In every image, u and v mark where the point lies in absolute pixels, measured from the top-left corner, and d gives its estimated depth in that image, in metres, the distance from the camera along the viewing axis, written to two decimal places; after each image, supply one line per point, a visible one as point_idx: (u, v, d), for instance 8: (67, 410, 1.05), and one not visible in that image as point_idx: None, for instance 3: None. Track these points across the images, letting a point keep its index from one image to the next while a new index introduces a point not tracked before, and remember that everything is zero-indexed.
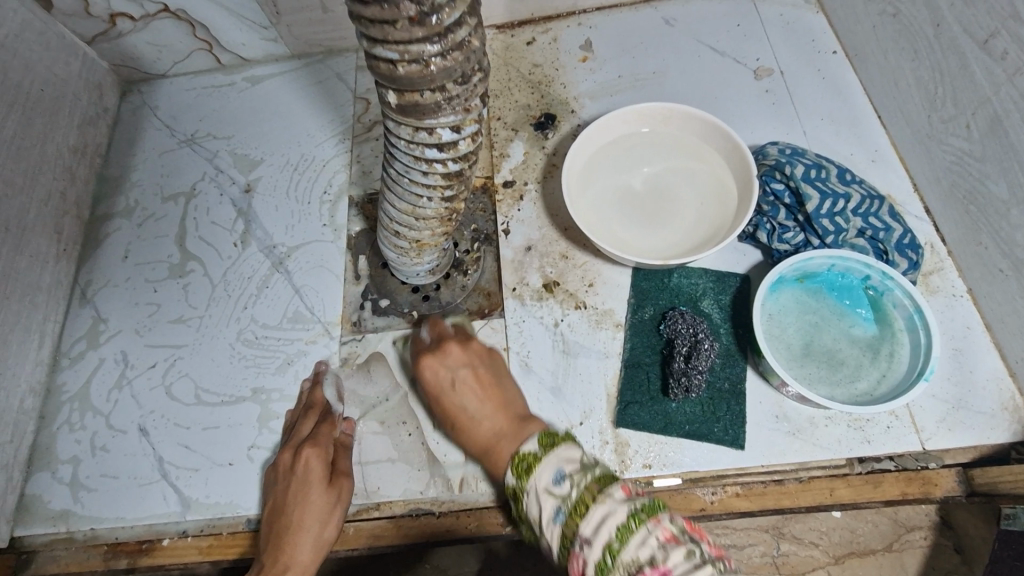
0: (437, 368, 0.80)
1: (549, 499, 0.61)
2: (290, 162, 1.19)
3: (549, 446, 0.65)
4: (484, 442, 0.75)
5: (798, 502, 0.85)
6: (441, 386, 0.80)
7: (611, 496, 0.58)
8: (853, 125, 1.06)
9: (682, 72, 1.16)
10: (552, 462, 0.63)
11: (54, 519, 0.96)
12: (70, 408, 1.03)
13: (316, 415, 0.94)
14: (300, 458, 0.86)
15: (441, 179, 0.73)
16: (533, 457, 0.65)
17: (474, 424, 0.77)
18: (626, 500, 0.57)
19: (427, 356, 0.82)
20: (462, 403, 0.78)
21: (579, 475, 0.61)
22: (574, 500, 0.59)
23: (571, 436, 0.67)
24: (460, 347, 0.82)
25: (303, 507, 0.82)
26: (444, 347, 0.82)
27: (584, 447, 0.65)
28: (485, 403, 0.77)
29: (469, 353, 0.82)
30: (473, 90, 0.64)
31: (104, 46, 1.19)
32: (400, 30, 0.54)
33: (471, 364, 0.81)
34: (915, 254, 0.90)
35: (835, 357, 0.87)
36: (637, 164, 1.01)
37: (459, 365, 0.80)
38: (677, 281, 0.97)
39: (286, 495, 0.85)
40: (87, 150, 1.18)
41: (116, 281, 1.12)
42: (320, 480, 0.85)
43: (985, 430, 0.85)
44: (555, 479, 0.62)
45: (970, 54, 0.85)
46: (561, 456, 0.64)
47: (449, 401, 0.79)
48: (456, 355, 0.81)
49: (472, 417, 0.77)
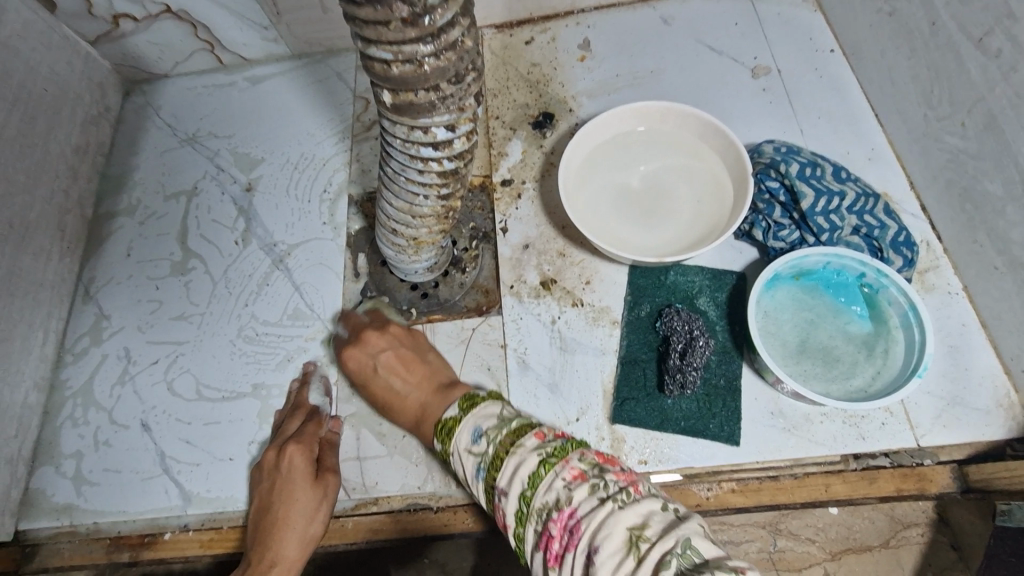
0: (362, 356, 0.90)
1: (469, 458, 0.67)
2: (291, 160, 1.20)
3: (468, 407, 0.72)
4: (413, 413, 0.84)
5: (793, 498, 0.85)
6: (366, 371, 0.89)
7: (522, 446, 0.63)
8: (850, 123, 1.06)
9: (679, 71, 1.16)
10: (470, 422, 0.69)
11: (58, 512, 0.97)
12: (74, 404, 1.04)
13: (303, 415, 0.95)
14: (284, 455, 0.88)
15: (437, 177, 0.74)
16: (454, 421, 0.72)
17: (402, 399, 0.85)
18: (535, 447, 0.62)
19: (349, 348, 0.91)
20: (389, 381, 0.87)
21: (495, 431, 0.66)
22: (490, 455, 0.64)
23: (491, 396, 0.73)
24: (379, 334, 0.91)
25: (288, 503, 0.84)
26: (364, 338, 0.91)
27: (503, 404, 0.70)
28: (408, 377, 0.86)
29: (388, 338, 0.91)
30: (467, 90, 0.64)
31: (108, 46, 1.20)
32: (394, 31, 0.54)
33: (392, 346, 0.89)
34: (910, 251, 0.90)
35: (830, 353, 0.87)
36: (634, 162, 1.02)
37: (379, 350, 0.89)
38: (673, 279, 0.98)
39: (271, 492, 0.86)
40: (90, 149, 1.20)
41: (118, 278, 1.13)
42: (304, 475, 0.86)
43: (980, 427, 0.85)
44: (474, 438, 0.68)
45: (966, 52, 0.85)
46: (478, 414, 0.70)
47: (376, 383, 0.88)
48: (375, 342, 0.90)
49: (399, 393, 0.86)
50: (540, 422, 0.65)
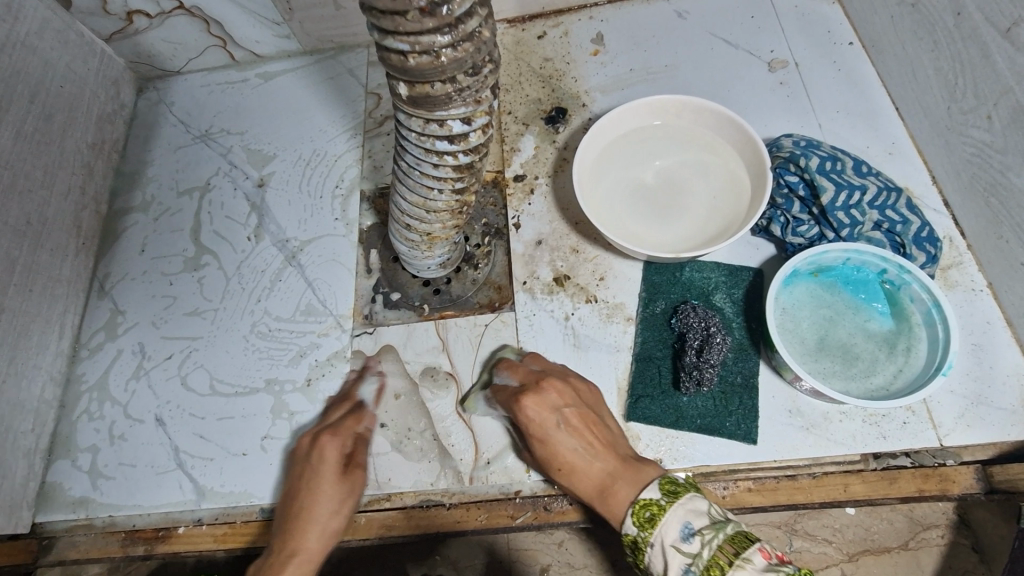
0: (539, 406, 0.81)
1: (678, 556, 0.62)
2: (303, 157, 1.20)
3: (672, 495, 0.67)
4: (597, 484, 0.76)
5: (811, 498, 0.84)
6: (546, 426, 0.81)
7: (749, 562, 0.58)
8: (870, 117, 1.04)
9: (694, 65, 1.15)
10: (678, 516, 0.64)
11: (74, 506, 0.98)
12: (89, 398, 1.05)
13: (348, 406, 0.96)
14: (316, 444, 0.88)
15: (452, 171, 0.73)
16: (655, 505, 0.67)
17: (585, 463, 0.78)
18: (766, 568, 0.56)
19: (528, 399, 0.82)
20: (575, 444, 0.79)
21: (710, 533, 0.61)
22: (704, 560, 0.59)
23: (693, 488, 0.68)
24: (560, 388, 0.83)
25: (313, 495, 0.83)
26: (543, 388, 0.83)
27: (711, 501, 0.65)
28: (594, 442, 0.79)
29: (567, 394, 0.83)
30: (484, 82, 0.64)
31: (122, 43, 1.21)
32: (411, 21, 0.54)
33: (575, 405, 0.82)
34: (933, 247, 0.88)
35: (850, 351, 0.86)
36: (648, 157, 1.00)
37: (562, 404, 0.82)
38: (688, 275, 0.97)
39: (300, 478, 0.86)
40: (104, 146, 1.21)
41: (133, 274, 1.14)
42: (332, 469, 0.86)
43: (1005, 427, 0.83)
44: (683, 535, 0.63)
45: (992, 43, 0.83)
46: (687, 509, 0.65)
47: (556, 441, 0.80)
48: (556, 394, 0.83)
49: (584, 457, 0.78)
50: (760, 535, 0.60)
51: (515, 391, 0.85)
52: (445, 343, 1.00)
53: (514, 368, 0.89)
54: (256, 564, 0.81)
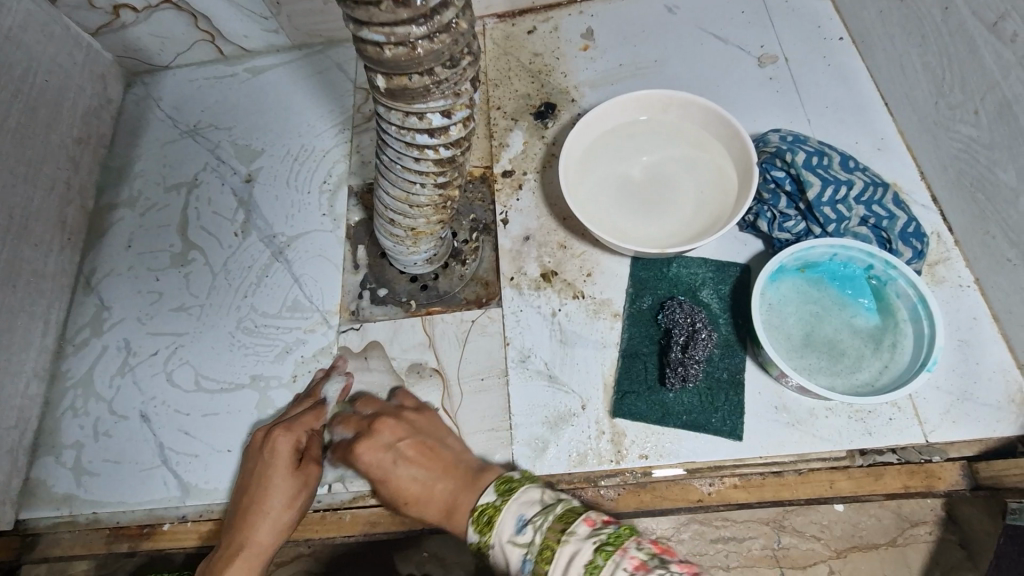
0: (370, 449, 0.77)
1: (514, 550, 0.59)
2: (290, 152, 1.19)
3: (507, 491, 0.64)
4: (442, 506, 0.72)
5: (797, 494, 0.84)
6: (381, 467, 0.76)
7: (574, 534, 0.55)
8: (859, 112, 1.04)
9: (683, 60, 1.14)
10: (513, 509, 0.62)
11: (58, 502, 0.97)
12: (74, 394, 1.04)
13: (309, 402, 0.93)
14: (270, 438, 0.84)
15: (433, 165, 0.72)
16: (492, 507, 0.64)
17: (426, 489, 0.73)
18: (589, 535, 0.54)
19: (361, 441, 0.78)
20: (411, 470, 0.75)
21: (540, 518, 0.59)
22: (537, 547, 0.57)
23: (529, 479, 0.65)
24: (393, 423, 0.80)
25: (265, 490, 0.81)
26: (375, 428, 0.80)
27: (542, 487, 0.63)
28: (431, 464, 0.75)
29: (403, 425, 0.80)
30: (463, 74, 0.63)
31: (109, 37, 1.20)
32: (386, 11, 0.53)
33: (411, 434, 0.79)
34: (920, 243, 0.87)
35: (836, 347, 0.85)
36: (635, 152, 1.00)
37: (394, 439, 0.78)
38: (676, 271, 0.96)
39: (251, 473, 0.83)
40: (91, 140, 1.20)
41: (119, 270, 1.13)
42: (286, 464, 0.82)
43: (991, 423, 0.83)
44: (518, 527, 0.60)
45: (979, 37, 0.83)
46: (521, 501, 0.62)
47: (394, 479, 0.75)
48: (390, 430, 0.79)
49: (423, 485, 0.74)
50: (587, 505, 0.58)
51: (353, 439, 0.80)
52: (431, 339, 0.99)
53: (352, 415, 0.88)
54: (208, 556, 0.80)
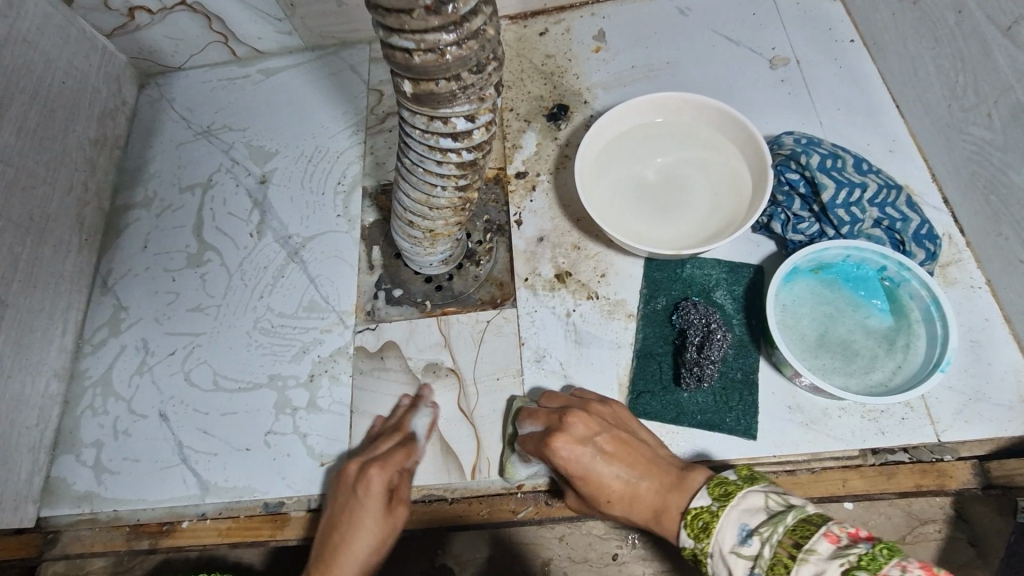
0: (570, 444, 0.74)
1: (740, 562, 0.54)
2: (305, 153, 1.20)
3: (726, 498, 0.59)
4: (651, 509, 0.69)
5: (810, 493, 0.85)
6: (584, 461, 0.73)
7: (813, 552, 0.49)
8: (870, 114, 1.05)
9: (695, 62, 1.15)
10: (733, 517, 0.57)
11: (79, 500, 0.98)
12: (92, 393, 1.05)
13: (397, 438, 0.91)
14: (364, 475, 0.83)
15: (455, 168, 0.73)
16: (708, 512, 0.59)
17: (632, 489, 0.71)
18: (835, 555, 0.48)
19: (556, 433, 0.75)
20: (611, 466, 0.72)
21: (767, 528, 0.53)
22: (768, 560, 0.51)
23: (752, 483, 0.59)
24: (584, 418, 0.76)
25: (354, 528, 0.80)
26: (568, 422, 0.76)
27: (769, 494, 0.56)
28: (632, 463, 0.72)
29: (594, 421, 0.77)
30: (488, 80, 0.64)
31: (124, 39, 1.21)
32: (417, 19, 0.54)
33: (604, 428, 0.76)
34: (932, 245, 0.88)
35: (850, 347, 0.86)
36: (650, 154, 1.01)
37: (591, 432, 0.75)
38: (690, 272, 0.97)
39: (342, 509, 0.82)
40: (107, 142, 1.21)
41: (136, 270, 1.14)
42: (379, 503, 0.82)
43: (1003, 423, 0.84)
44: (741, 539, 0.55)
45: (993, 41, 0.84)
46: (742, 508, 0.57)
47: (596, 473, 0.72)
48: (583, 425, 0.76)
49: (628, 483, 0.71)
50: (825, 517, 0.51)
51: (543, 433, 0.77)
52: (447, 339, 1.01)
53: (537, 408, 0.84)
54: None
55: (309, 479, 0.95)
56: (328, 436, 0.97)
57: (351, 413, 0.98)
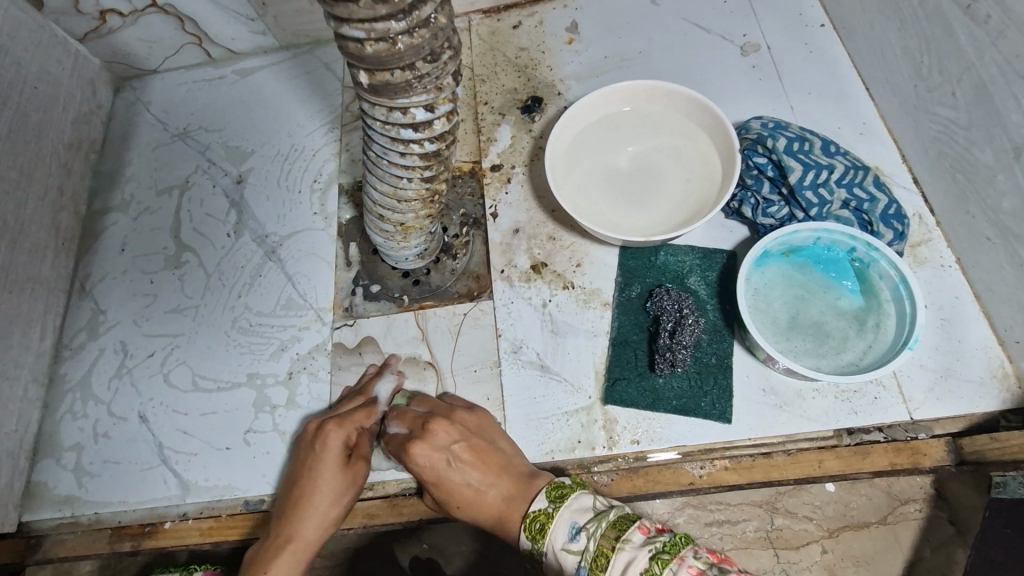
0: (428, 451, 0.78)
1: (569, 556, 0.63)
2: (280, 152, 1.20)
3: (559, 498, 0.68)
4: (495, 511, 0.76)
5: (786, 475, 0.85)
6: (438, 468, 0.78)
7: (628, 541, 0.59)
8: (841, 97, 1.05)
9: (667, 51, 1.15)
10: (566, 516, 0.66)
11: (61, 504, 0.98)
12: (73, 397, 1.05)
13: (360, 400, 0.92)
14: (322, 432, 0.84)
15: (419, 160, 0.74)
16: (544, 514, 0.68)
17: (480, 495, 0.77)
18: (644, 543, 0.58)
19: (417, 440, 0.79)
20: (464, 477, 0.78)
21: (593, 525, 0.63)
22: (592, 552, 0.61)
23: (580, 485, 0.69)
24: (448, 426, 0.80)
25: (314, 484, 0.82)
26: (429, 430, 0.80)
27: (595, 495, 0.67)
28: (485, 470, 0.77)
29: (453, 428, 0.81)
30: (444, 69, 0.64)
31: (96, 43, 1.21)
32: (364, 8, 0.54)
33: (465, 436, 0.80)
34: (901, 224, 0.89)
35: (822, 329, 0.87)
36: (621, 142, 1.01)
37: (448, 441, 0.79)
38: (664, 259, 0.98)
39: (302, 466, 0.84)
40: (82, 146, 1.20)
41: (114, 274, 1.14)
42: (336, 459, 0.83)
43: (974, 399, 0.84)
44: (571, 535, 0.64)
45: (953, 20, 0.84)
46: (572, 508, 0.66)
47: (450, 480, 0.78)
48: (443, 434, 0.80)
49: (477, 489, 0.77)
50: (639, 513, 0.62)
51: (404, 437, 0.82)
52: (424, 333, 1.01)
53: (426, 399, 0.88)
54: (256, 547, 0.81)
55: None
56: None
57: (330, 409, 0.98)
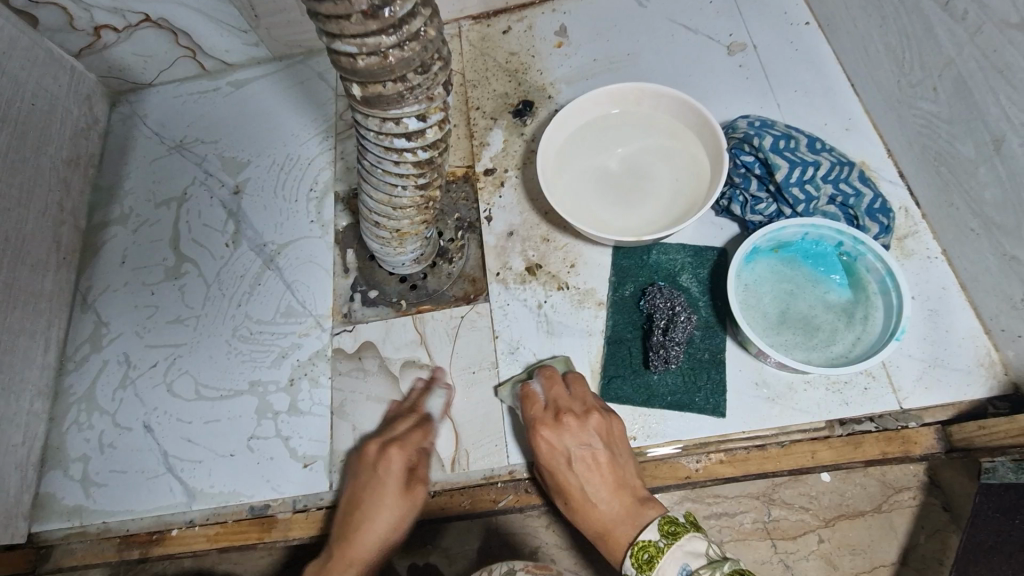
0: (553, 443, 0.82)
1: None
2: (276, 162, 1.22)
3: (672, 535, 0.69)
4: (600, 526, 0.78)
5: (780, 466, 0.87)
6: (558, 463, 0.82)
7: None
8: (826, 94, 1.07)
9: (655, 52, 1.17)
10: (677, 557, 0.67)
11: (69, 514, 1.00)
12: (78, 409, 1.07)
13: (413, 419, 0.94)
14: (384, 456, 0.88)
15: (412, 168, 0.75)
16: (654, 547, 0.70)
17: (592, 505, 0.79)
18: None
19: (546, 428, 0.83)
20: (581, 484, 0.80)
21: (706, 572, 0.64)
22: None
23: (695, 527, 0.70)
24: (579, 423, 0.83)
25: (376, 507, 0.85)
26: (564, 424, 0.83)
27: (709, 541, 0.68)
28: (603, 483, 0.79)
29: (587, 431, 0.82)
30: (435, 79, 0.66)
31: (92, 58, 1.22)
32: (355, 24, 0.56)
33: (592, 442, 0.82)
34: (886, 218, 0.91)
35: (811, 322, 0.89)
36: (611, 144, 1.02)
37: (579, 443, 0.81)
38: (655, 258, 0.99)
39: (363, 487, 0.87)
40: (80, 161, 1.22)
41: (115, 286, 1.16)
42: (398, 484, 0.86)
43: (962, 387, 0.86)
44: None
45: (932, 17, 0.86)
46: (685, 549, 0.68)
47: (567, 479, 0.81)
48: (575, 432, 0.82)
49: (591, 500, 0.79)
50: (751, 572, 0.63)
51: (530, 419, 0.85)
52: (423, 337, 1.02)
53: (555, 380, 0.89)
54: (319, 561, 0.85)
55: (293, 480, 0.97)
56: (310, 438, 0.99)
57: (331, 414, 1.00)
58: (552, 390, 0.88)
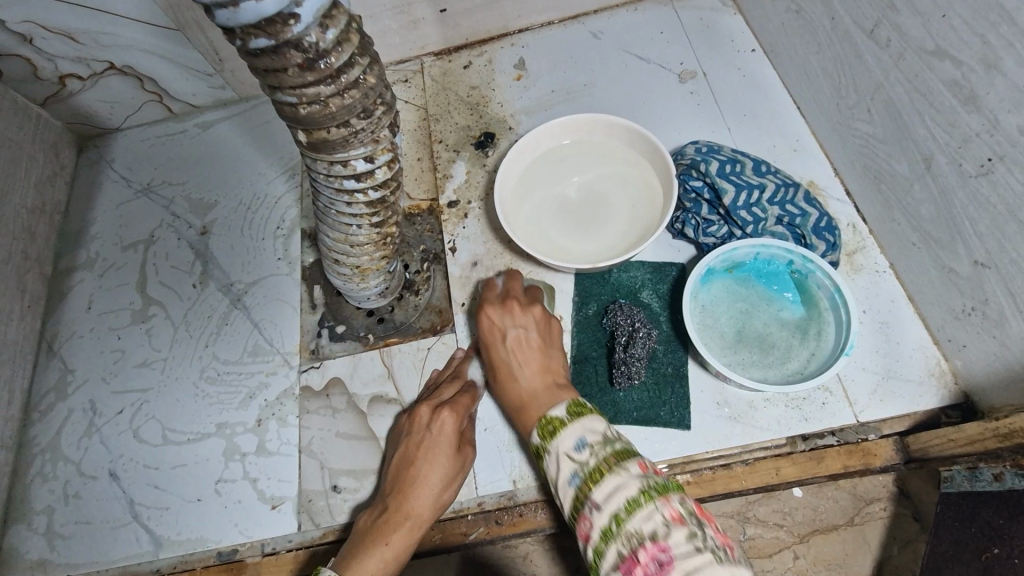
0: (494, 319, 0.87)
1: (569, 462, 0.68)
2: (243, 202, 1.23)
3: (576, 414, 0.73)
4: (519, 399, 0.81)
5: (746, 485, 0.88)
6: (494, 337, 0.87)
7: (625, 469, 0.64)
8: (773, 117, 1.11)
9: (610, 82, 1.21)
10: (576, 430, 0.71)
11: (33, 568, 0.98)
12: (43, 459, 1.05)
13: (459, 385, 0.94)
14: (437, 417, 0.86)
15: (365, 207, 0.77)
16: (558, 421, 0.73)
17: (514, 379, 0.83)
18: (639, 475, 0.63)
19: (490, 307, 0.88)
20: (509, 360, 0.84)
21: (600, 446, 0.68)
22: (589, 467, 0.66)
23: (597, 411, 0.74)
24: (522, 311, 0.88)
25: (431, 465, 0.83)
26: (508, 307, 0.88)
27: (609, 424, 0.72)
28: (530, 364, 0.83)
29: (528, 317, 0.88)
30: (379, 123, 0.68)
31: (57, 106, 1.24)
32: (293, 76, 0.58)
33: (528, 327, 0.87)
34: (832, 236, 0.93)
35: (767, 340, 0.90)
36: (568, 174, 1.05)
37: (516, 324, 0.86)
38: (617, 276, 1.01)
39: (416, 447, 0.85)
40: (46, 208, 1.22)
41: (81, 332, 1.15)
42: (450, 443, 0.85)
43: (915, 398, 0.88)
44: (576, 446, 0.69)
45: (861, 43, 0.90)
46: (584, 426, 0.71)
47: (497, 352, 0.86)
48: (516, 316, 0.87)
49: (516, 375, 0.83)
50: (642, 453, 0.67)
51: (481, 299, 0.91)
52: (390, 370, 1.03)
53: (515, 278, 0.95)
54: (366, 522, 0.81)
55: (261, 522, 0.96)
56: (278, 479, 0.98)
57: (299, 453, 0.99)
58: (508, 284, 0.95)
